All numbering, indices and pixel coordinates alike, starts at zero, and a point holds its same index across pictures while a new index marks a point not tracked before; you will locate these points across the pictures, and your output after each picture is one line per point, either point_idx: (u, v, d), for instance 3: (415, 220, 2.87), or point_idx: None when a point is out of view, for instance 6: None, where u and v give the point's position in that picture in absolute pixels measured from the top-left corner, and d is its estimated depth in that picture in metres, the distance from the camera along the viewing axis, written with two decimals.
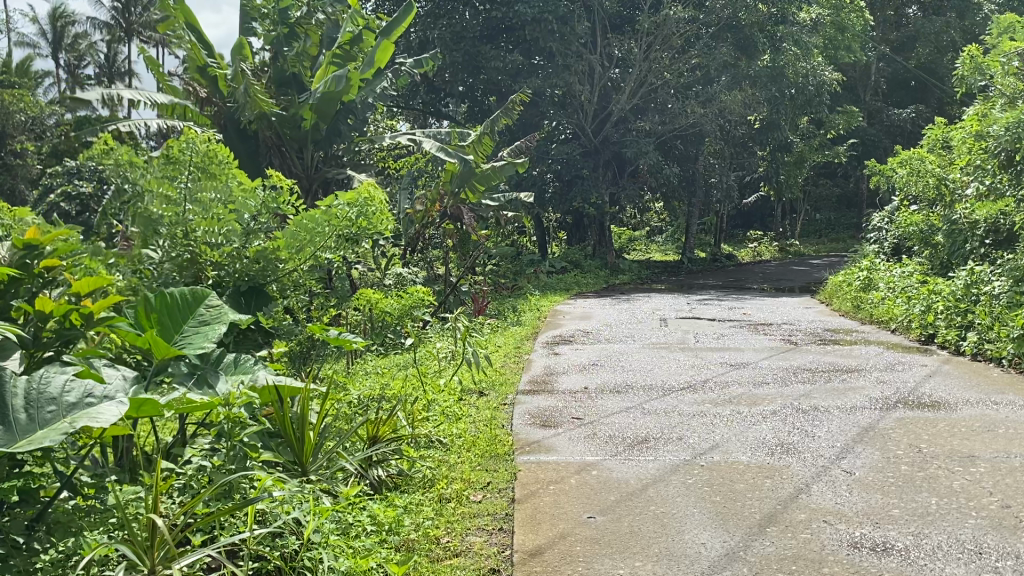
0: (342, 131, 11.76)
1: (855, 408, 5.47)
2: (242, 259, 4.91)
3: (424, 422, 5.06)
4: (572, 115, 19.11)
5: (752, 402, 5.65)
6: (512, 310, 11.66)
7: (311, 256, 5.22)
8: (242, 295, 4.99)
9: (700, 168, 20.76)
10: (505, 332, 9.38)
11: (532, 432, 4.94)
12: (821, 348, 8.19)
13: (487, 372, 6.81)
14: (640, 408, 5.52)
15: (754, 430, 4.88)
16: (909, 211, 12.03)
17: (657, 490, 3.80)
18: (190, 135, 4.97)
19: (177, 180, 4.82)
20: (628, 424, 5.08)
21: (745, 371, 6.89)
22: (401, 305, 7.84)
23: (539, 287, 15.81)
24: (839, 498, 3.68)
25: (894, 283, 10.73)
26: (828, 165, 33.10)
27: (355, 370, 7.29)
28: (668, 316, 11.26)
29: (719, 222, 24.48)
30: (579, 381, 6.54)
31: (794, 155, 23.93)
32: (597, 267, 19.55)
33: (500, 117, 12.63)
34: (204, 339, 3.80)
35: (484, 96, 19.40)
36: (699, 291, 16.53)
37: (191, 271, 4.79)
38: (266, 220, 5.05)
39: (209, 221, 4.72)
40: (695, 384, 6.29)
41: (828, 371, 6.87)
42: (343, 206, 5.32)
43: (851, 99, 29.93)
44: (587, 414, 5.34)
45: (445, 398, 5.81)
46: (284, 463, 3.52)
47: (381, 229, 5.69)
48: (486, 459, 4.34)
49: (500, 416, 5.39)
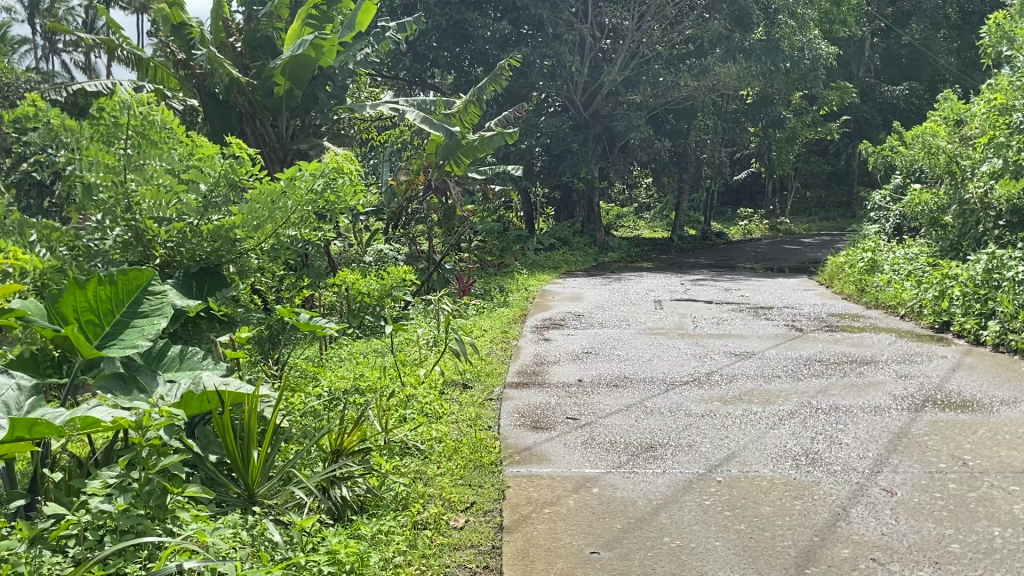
0: (319, 98, 10.81)
1: (880, 408, 4.92)
2: (194, 240, 4.29)
3: (399, 424, 4.49)
4: (561, 86, 18.37)
5: (766, 400, 5.09)
6: (498, 290, 11.08)
7: (271, 234, 4.51)
8: (193, 279, 4.32)
9: (692, 143, 20.18)
10: (490, 314, 8.82)
11: (522, 435, 4.36)
12: (830, 336, 7.65)
13: (472, 360, 6.22)
14: (641, 406, 4.96)
15: (773, 436, 4.32)
16: (916, 190, 11.50)
17: (669, 515, 3.23)
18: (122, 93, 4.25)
19: (113, 147, 4.22)
20: (629, 426, 4.51)
21: (751, 362, 6.33)
22: (381, 286, 7.39)
23: (526, 264, 15.27)
24: (885, 529, 3.12)
25: (900, 267, 10.24)
26: (820, 142, 32.51)
27: (328, 358, 6.74)
28: (662, 297, 10.74)
29: (711, 199, 23.97)
30: (572, 373, 5.97)
31: (787, 130, 23.35)
32: (586, 244, 19.01)
33: (487, 84, 11.95)
34: (139, 335, 3.24)
35: (471, 65, 18.49)
36: (691, 270, 16.00)
37: (137, 250, 4.23)
38: (222, 192, 4.45)
39: (155, 194, 4.14)
40: (701, 377, 5.73)
41: (842, 362, 6.33)
42: (308, 177, 4.58)
43: (846, 74, 29.32)
44: (583, 413, 4.77)
45: (424, 391, 5.25)
46: (227, 488, 2.96)
47: (354, 202, 4.98)
48: (468, 471, 3.76)
49: (485, 415, 4.80)
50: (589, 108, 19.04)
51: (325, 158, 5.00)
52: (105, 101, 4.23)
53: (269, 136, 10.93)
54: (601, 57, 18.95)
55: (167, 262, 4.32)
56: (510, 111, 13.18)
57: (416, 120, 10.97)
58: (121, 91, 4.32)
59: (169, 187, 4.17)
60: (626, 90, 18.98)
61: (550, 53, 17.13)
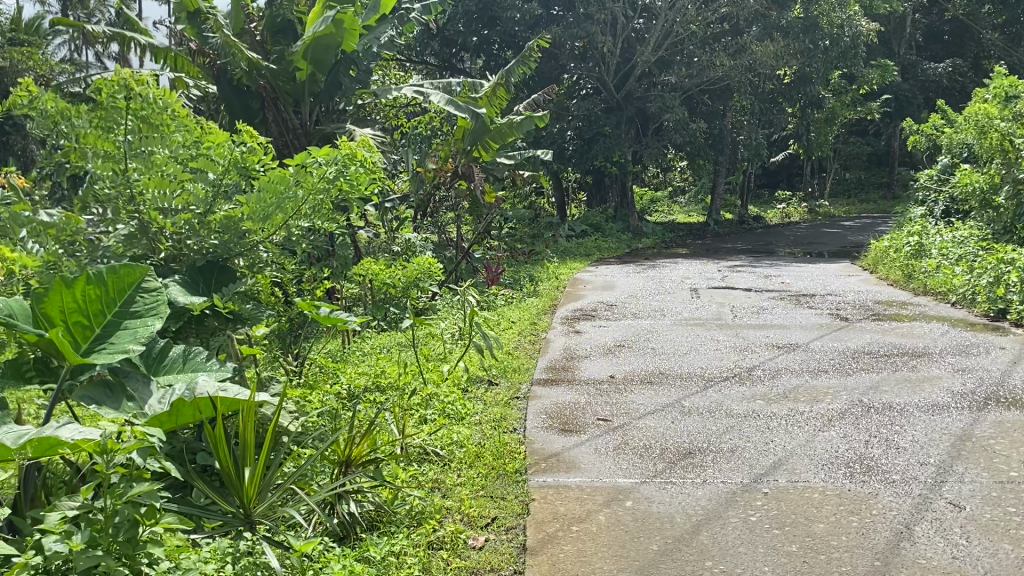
0: (343, 82, 10.47)
1: (938, 406, 4.54)
2: (203, 233, 4.04)
3: (418, 428, 4.21)
4: (593, 68, 17.98)
5: (812, 398, 4.74)
6: (527, 279, 10.77)
7: (282, 225, 4.21)
8: (199, 271, 4.06)
9: (728, 124, 19.65)
10: (519, 305, 8.52)
11: (549, 439, 4.05)
12: (878, 325, 7.25)
13: (499, 355, 5.93)
14: (679, 405, 4.63)
15: (823, 440, 3.98)
16: (966, 170, 10.99)
17: (712, 535, 2.92)
18: (122, 73, 3.90)
19: (111, 134, 3.91)
20: (664, 428, 4.18)
21: (795, 355, 5.96)
22: (407, 276, 7.16)
23: (558, 252, 14.94)
24: (955, 551, 2.79)
25: (950, 252, 9.78)
26: (859, 122, 31.66)
27: (351, 352, 6.50)
28: (698, 285, 10.36)
29: (747, 182, 23.41)
30: (604, 368, 5.65)
31: (826, 111, 22.70)
32: (619, 230, 18.62)
33: (516, 67, 11.60)
34: (131, 338, 2.97)
35: (501, 49, 18.12)
36: (728, 256, 15.55)
37: (140, 243, 4.00)
38: (232, 181, 4.17)
39: (159, 184, 3.87)
40: (742, 372, 5.38)
41: (893, 355, 5.93)
42: (319, 166, 4.29)
43: (886, 52, 28.46)
44: (616, 414, 4.46)
45: (447, 390, 4.98)
46: (221, 506, 2.71)
47: (370, 190, 4.67)
48: (490, 481, 3.47)
49: (510, 416, 4.51)
50: (622, 90, 18.61)
51: (337, 145, 4.67)
52: (104, 84, 3.91)
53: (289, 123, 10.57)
54: (633, 37, 18.47)
55: (171, 255, 4.10)
56: (539, 94, 12.83)
57: (442, 101, 10.56)
58: (120, 70, 3.97)
59: (174, 176, 3.89)
60: (660, 72, 18.52)
61: (581, 33, 16.73)
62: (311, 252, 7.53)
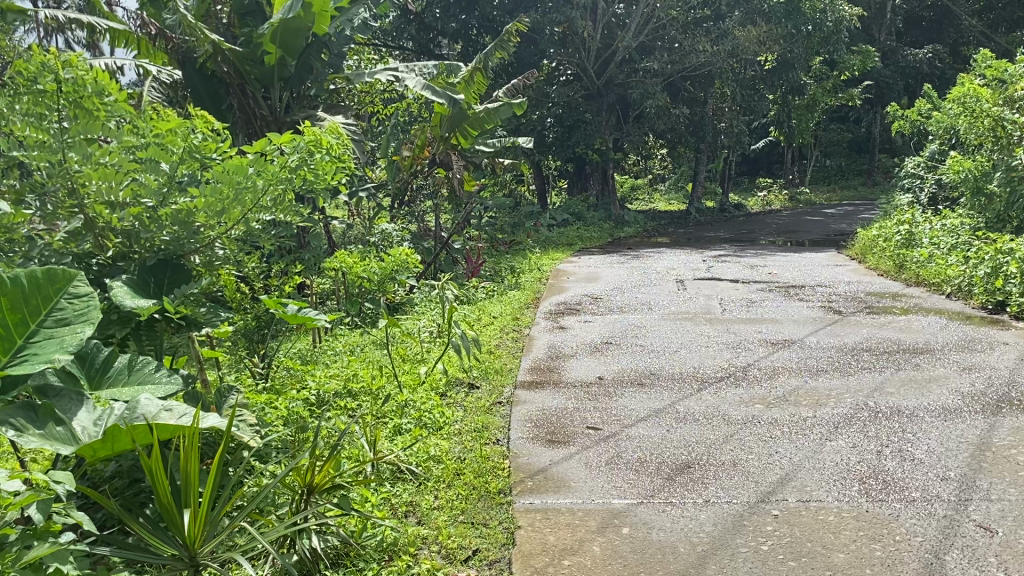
0: (314, 66, 10.12)
1: (949, 410, 4.25)
2: (152, 228, 3.65)
3: (392, 441, 3.86)
4: (573, 54, 17.60)
5: (815, 402, 4.43)
6: (508, 271, 10.42)
7: (240, 219, 3.85)
8: (150, 271, 3.69)
9: (710, 111, 19.36)
10: (500, 298, 8.19)
11: (535, 452, 3.72)
12: (873, 319, 6.98)
13: (479, 355, 5.60)
14: (673, 410, 4.31)
15: (831, 451, 3.67)
16: (955, 157, 10.75)
17: (720, 569, 2.61)
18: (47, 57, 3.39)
19: (43, 121, 3.39)
20: (659, 438, 3.86)
21: (791, 352, 5.67)
22: (382, 269, 6.97)
23: (539, 242, 14.59)
24: None
25: (942, 242, 9.55)
26: (840, 109, 31.46)
27: (322, 353, 6.16)
28: (683, 276, 10.06)
29: (729, 170, 23.17)
30: (591, 368, 5.34)
31: (807, 97, 22.48)
32: (600, 219, 18.31)
33: (495, 51, 11.22)
34: (58, 349, 2.58)
35: (480, 34, 17.70)
36: (712, 245, 15.29)
37: (85, 240, 3.63)
38: (186, 171, 3.81)
39: (103, 174, 3.46)
40: (737, 372, 5.08)
41: (893, 352, 5.65)
42: (281, 155, 3.94)
43: (867, 38, 28.25)
44: (607, 421, 4.13)
45: (423, 397, 4.64)
46: (160, 550, 2.34)
47: (335, 180, 4.32)
48: (471, 504, 3.14)
49: (492, 425, 4.16)
50: (603, 76, 18.26)
51: (299, 131, 4.30)
52: (29, 65, 3.37)
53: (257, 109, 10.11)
54: (614, 23, 18.10)
55: (121, 254, 3.76)
56: (519, 79, 12.45)
57: (418, 86, 9.98)
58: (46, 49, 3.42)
59: (119, 166, 3.49)
60: (641, 57, 18.19)
61: (561, 18, 16.36)
62: (280, 245, 7.14)
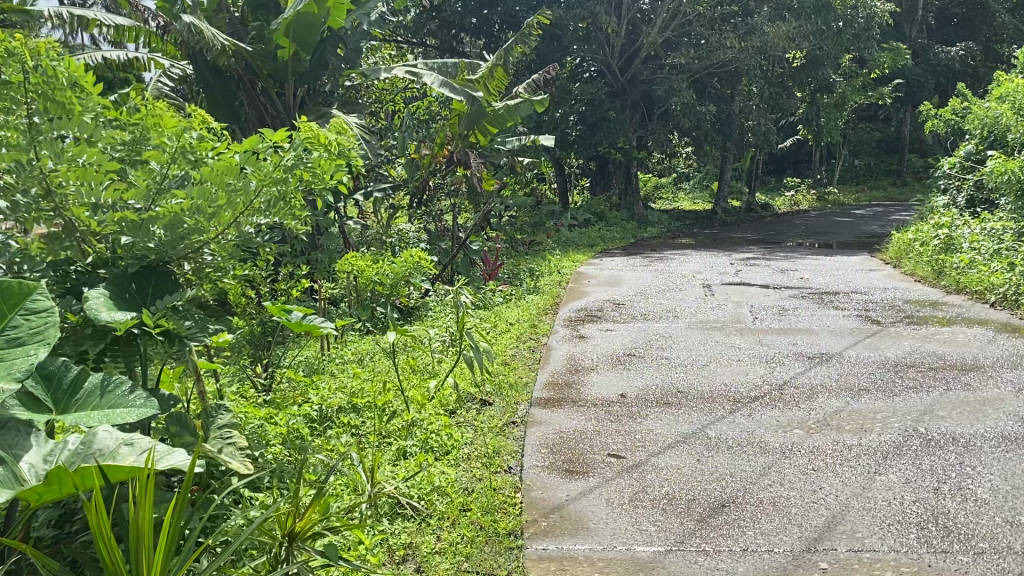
0: (329, 62, 9.79)
1: (1009, 438, 3.85)
2: (139, 233, 3.24)
3: (392, 469, 3.52)
4: (597, 51, 17.20)
5: (860, 427, 4.04)
6: (527, 273, 10.07)
7: (233, 223, 3.47)
8: (133, 279, 3.32)
9: (737, 108, 18.88)
10: (518, 304, 7.85)
11: (550, 484, 3.37)
12: (914, 330, 6.56)
13: (494, 368, 5.26)
14: (703, 436, 3.94)
15: (883, 487, 3.28)
16: (998, 158, 10.24)
17: None
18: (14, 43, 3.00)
19: (12, 116, 3.01)
20: (689, 471, 3.48)
21: (829, 368, 5.28)
22: (394, 272, 6.65)
23: (560, 242, 14.22)
24: None
25: (984, 247, 9.07)
26: (869, 107, 30.77)
27: (329, 361, 5.85)
28: (710, 281, 9.66)
29: (755, 169, 22.65)
30: (612, 384, 4.96)
31: (836, 95, 21.94)
32: (624, 219, 17.91)
33: (516, 45, 10.83)
34: (8, 373, 2.24)
35: (501, 30, 17.32)
36: (737, 247, 14.85)
37: (65, 244, 3.24)
38: (178, 173, 3.44)
39: (83, 174, 3.07)
40: (771, 392, 4.69)
41: (939, 369, 5.24)
42: (274, 155, 3.60)
43: (897, 35, 27.59)
44: (630, 448, 3.77)
45: (431, 416, 4.30)
46: None
47: (336, 180, 3.99)
48: (477, 548, 2.80)
49: (504, 449, 3.81)
50: (627, 73, 17.84)
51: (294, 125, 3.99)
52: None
53: (270, 106, 9.83)
54: (638, 19, 17.66)
55: (101, 261, 3.34)
56: (541, 75, 12.06)
57: (434, 83, 9.59)
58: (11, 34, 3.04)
59: (101, 166, 3.10)
60: (667, 54, 17.73)
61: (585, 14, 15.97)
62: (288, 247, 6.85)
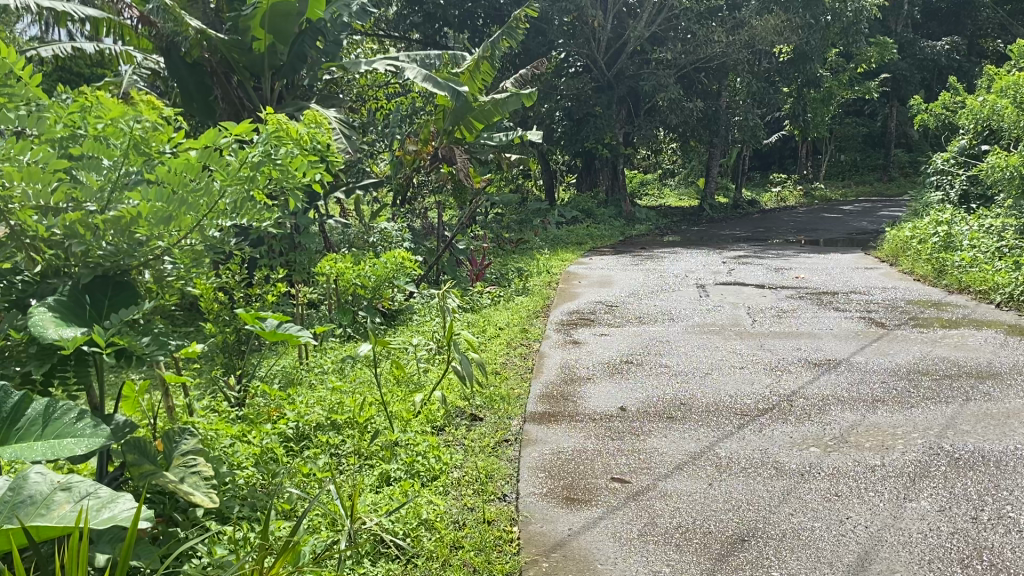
0: (307, 55, 9.32)
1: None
2: (89, 238, 2.88)
3: (372, 498, 3.18)
4: (582, 45, 16.90)
5: (882, 445, 3.73)
6: (514, 273, 9.75)
7: (196, 227, 3.10)
8: (87, 291, 3.00)
9: (724, 103, 18.63)
10: (507, 306, 7.54)
11: (549, 516, 3.06)
12: (921, 333, 6.28)
13: (485, 378, 4.94)
14: (712, 455, 3.63)
15: (915, 517, 2.98)
16: (996, 153, 9.98)
17: None
18: None
19: None
20: (700, 496, 3.18)
21: (837, 376, 5.00)
22: (377, 274, 6.37)
23: (547, 240, 13.90)
24: None
25: (985, 246, 8.83)
26: (854, 103, 30.63)
27: (308, 370, 5.52)
28: (704, 280, 9.37)
29: (743, 165, 22.42)
30: (611, 395, 4.64)
31: (823, 90, 21.73)
32: (611, 216, 17.62)
33: (501, 38, 10.50)
34: None
35: (485, 24, 16.98)
36: (728, 244, 14.60)
37: (9, 251, 2.90)
38: (135, 170, 3.02)
39: (27, 174, 2.72)
40: (781, 403, 4.39)
41: (955, 376, 4.96)
42: (239, 150, 3.22)
43: (883, 30, 27.41)
44: (635, 470, 3.46)
45: (416, 435, 3.96)
46: None
47: (310, 177, 3.62)
48: None
49: (497, 473, 3.49)
50: (613, 68, 17.54)
51: (262, 120, 3.64)
52: None
53: (246, 100, 9.44)
54: (625, 13, 17.29)
55: (52, 268, 3.01)
56: (527, 68, 11.72)
57: (418, 78, 9.19)
58: None
59: (48, 163, 2.75)
60: (653, 48, 17.45)
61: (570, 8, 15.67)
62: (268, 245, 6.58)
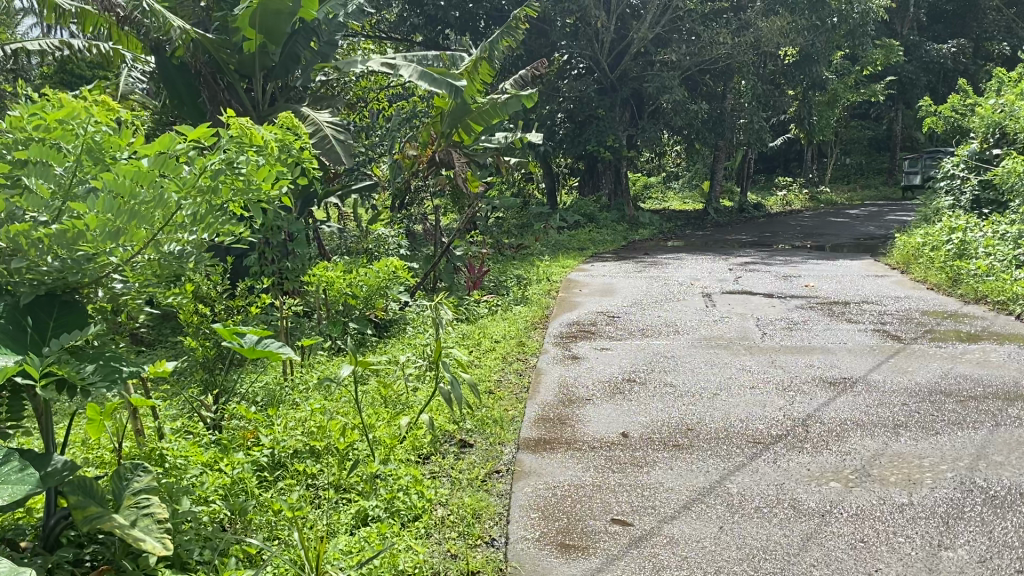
0: (301, 55, 8.97)
1: None
2: (31, 254, 2.50)
3: (348, 543, 2.85)
4: (586, 47, 16.58)
5: (910, 480, 3.40)
6: (513, 281, 9.41)
7: (153, 241, 2.71)
8: (28, 312, 2.63)
9: (729, 106, 18.29)
10: (504, 317, 7.21)
11: (541, 566, 2.74)
12: (941, 347, 5.95)
13: (479, 399, 4.62)
14: (724, 491, 3.31)
15: (953, 569, 2.65)
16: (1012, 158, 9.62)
17: None
18: None
19: None
20: (710, 543, 2.86)
21: (855, 396, 4.67)
22: (369, 284, 6.29)
23: (548, 246, 13.55)
24: None
25: (1002, 253, 8.49)
26: (859, 106, 30.24)
27: (292, 387, 5.19)
28: (710, 289, 9.02)
29: (748, 168, 22.07)
30: (612, 419, 4.31)
31: (829, 93, 21.36)
32: (613, 221, 17.27)
33: (502, 39, 10.18)
34: None
35: (486, 25, 16.64)
36: (732, 250, 14.27)
37: None
38: (86, 177, 2.60)
39: None
40: (797, 429, 4.07)
41: (981, 397, 4.63)
42: (198, 157, 2.83)
43: (889, 32, 27.02)
44: (638, 510, 3.14)
45: (398, 466, 3.63)
46: None
47: (279, 188, 3.24)
48: None
49: (485, 512, 3.16)
50: (616, 70, 17.22)
51: (224, 124, 3.31)
52: None
53: (236, 103, 9.09)
54: (628, 13, 16.94)
55: None
56: (528, 69, 11.39)
57: (414, 75, 8.96)
58: None
59: None
60: (657, 50, 17.12)
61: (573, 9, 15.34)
62: (262, 249, 6.42)
